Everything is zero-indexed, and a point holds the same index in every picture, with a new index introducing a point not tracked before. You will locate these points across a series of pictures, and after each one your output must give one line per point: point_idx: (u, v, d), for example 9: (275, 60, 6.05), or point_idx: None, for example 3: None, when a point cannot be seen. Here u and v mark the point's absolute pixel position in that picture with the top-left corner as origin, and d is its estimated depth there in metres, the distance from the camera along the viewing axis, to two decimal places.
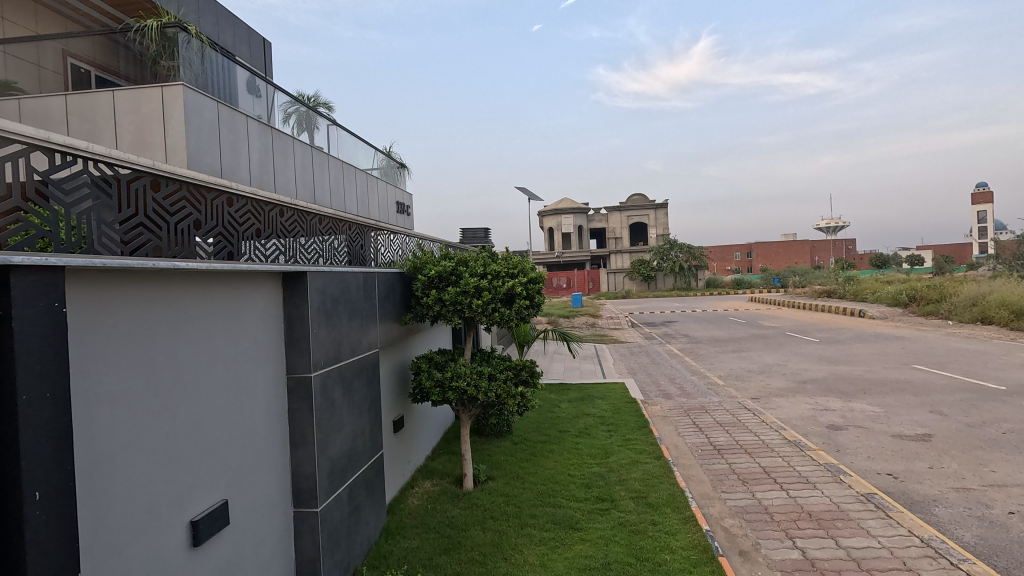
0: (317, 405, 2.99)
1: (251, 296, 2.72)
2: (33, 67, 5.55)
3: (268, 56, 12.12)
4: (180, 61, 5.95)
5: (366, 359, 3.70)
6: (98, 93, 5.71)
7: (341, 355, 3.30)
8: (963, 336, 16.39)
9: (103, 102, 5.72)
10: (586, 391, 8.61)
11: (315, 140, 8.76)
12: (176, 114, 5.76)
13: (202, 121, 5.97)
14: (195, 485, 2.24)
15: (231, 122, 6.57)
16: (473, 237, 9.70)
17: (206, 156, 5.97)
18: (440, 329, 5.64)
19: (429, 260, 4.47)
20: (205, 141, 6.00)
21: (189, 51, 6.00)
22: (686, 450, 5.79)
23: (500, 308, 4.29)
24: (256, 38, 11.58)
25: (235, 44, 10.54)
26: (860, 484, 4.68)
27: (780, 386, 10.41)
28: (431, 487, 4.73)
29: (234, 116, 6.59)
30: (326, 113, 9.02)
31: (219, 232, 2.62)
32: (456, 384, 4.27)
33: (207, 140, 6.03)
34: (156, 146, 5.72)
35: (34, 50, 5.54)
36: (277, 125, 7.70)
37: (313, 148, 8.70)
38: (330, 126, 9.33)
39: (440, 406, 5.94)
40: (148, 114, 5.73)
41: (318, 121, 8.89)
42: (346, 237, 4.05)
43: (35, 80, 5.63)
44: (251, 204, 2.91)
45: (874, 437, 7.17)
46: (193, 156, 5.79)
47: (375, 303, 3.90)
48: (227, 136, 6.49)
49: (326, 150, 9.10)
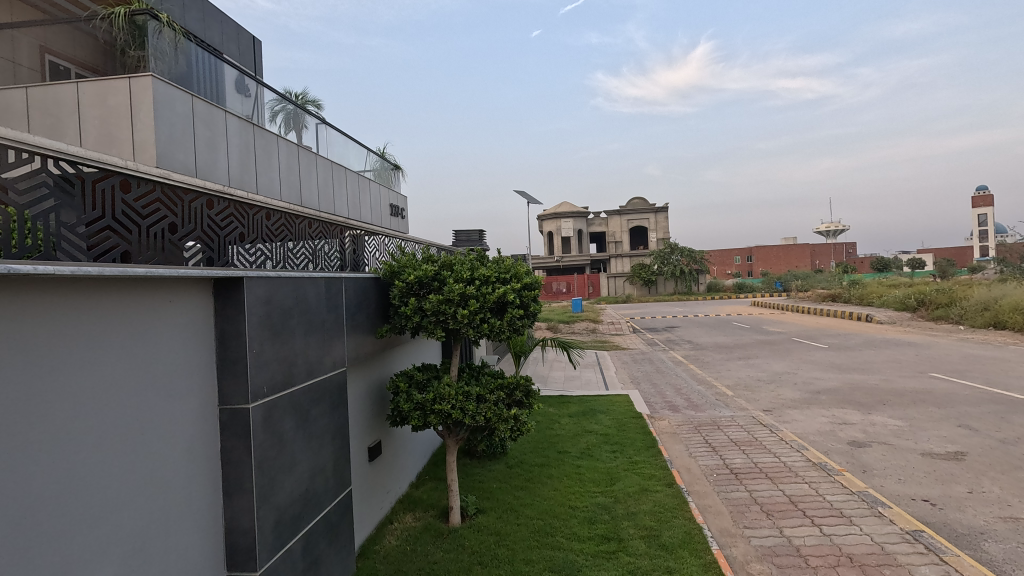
0: (258, 442, 2.41)
1: (167, 308, 2.14)
2: (7, 63, 4.94)
3: (258, 55, 11.60)
4: (151, 50, 5.37)
5: (330, 381, 3.12)
6: (59, 85, 5.14)
7: (292, 379, 2.71)
8: (977, 342, 15.80)
9: (66, 94, 5.16)
10: (588, 404, 8.02)
11: (303, 139, 8.22)
12: (144, 107, 5.19)
13: (174, 115, 5.43)
14: (67, 564, 1.68)
15: (208, 117, 5.99)
16: (467, 240, 9.15)
17: (178, 153, 5.41)
18: (426, 344, 5.09)
19: (408, 263, 3.89)
20: (178, 138, 5.42)
21: (161, 40, 5.44)
22: (699, 474, 5.21)
23: (489, 319, 3.72)
24: (245, 36, 11.06)
25: (222, 42, 10.02)
26: (904, 520, 4.09)
27: (793, 397, 9.81)
28: (412, 523, 4.15)
29: (211, 112, 6.02)
30: (314, 111, 8.49)
31: (109, 226, 2.03)
32: (439, 408, 3.71)
33: (179, 136, 5.46)
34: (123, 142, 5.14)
35: (9, 44, 4.93)
36: (262, 123, 7.14)
37: (301, 147, 8.15)
38: (319, 125, 8.77)
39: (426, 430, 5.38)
40: (114, 109, 5.20)
41: (306, 119, 8.35)
42: (300, 238, 3.47)
43: (8, 76, 5.00)
44: (161, 193, 2.31)
45: (901, 456, 6.59)
46: (163, 153, 5.22)
47: (341, 313, 3.32)
48: (204, 133, 5.91)
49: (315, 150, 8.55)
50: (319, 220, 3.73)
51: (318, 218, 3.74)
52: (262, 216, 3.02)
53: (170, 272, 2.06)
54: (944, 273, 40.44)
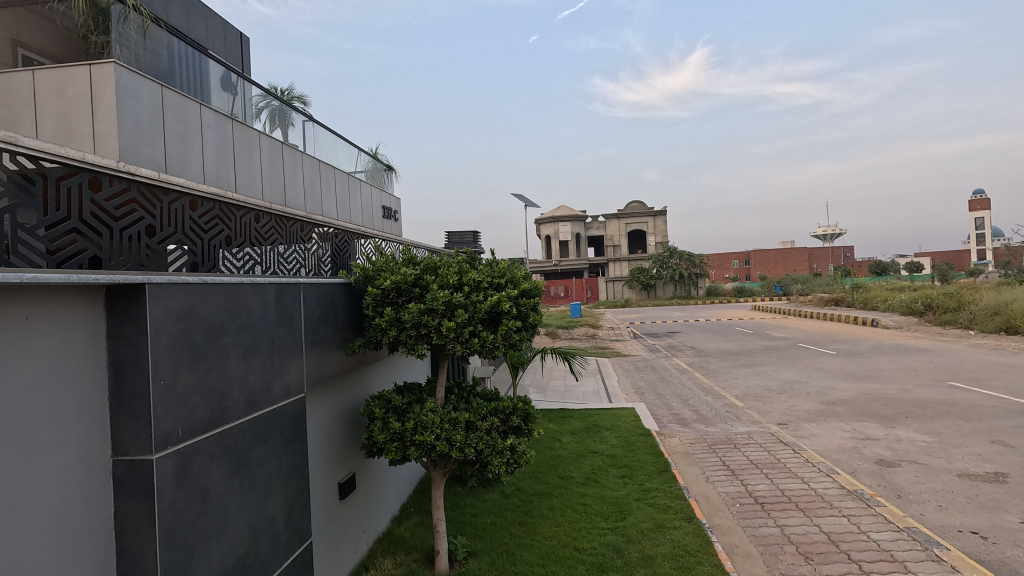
0: (168, 504, 1.79)
1: (27, 328, 1.53)
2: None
3: (246, 52, 11.00)
4: (116, 37, 4.79)
5: (280, 413, 2.51)
6: (16, 73, 4.52)
7: (223, 415, 2.10)
8: (991, 349, 15.16)
9: (21, 83, 4.51)
10: (592, 419, 7.41)
11: (289, 138, 7.61)
12: (106, 97, 4.50)
13: (140, 107, 4.73)
14: None
15: (180, 110, 5.32)
16: (461, 242, 8.54)
17: (145, 148, 4.74)
18: (410, 362, 4.48)
19: (386, 265, 3.28)
20: (145, 131, 4.75)
21: (127, 27, 4.88)
22: (719, 504, 4.61)
23: (480, 333, 3.12)
24: (233, 33, 10.49)
25: (207, 37, 9.41)
26: (968, 565, 3.49)
27: (808, 409, 9.21)
28: (391, 570, 3.54)
29: (184, 105, 5.34)
30: (301, 108, 7.88)
31: None
32: (420, 439, 3.11)
33: (148, 129, 4.81)
34: (83, 135, 4.49)
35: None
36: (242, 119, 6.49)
37: (286, 145, 7.54)
38: (307, 122, 8.14)
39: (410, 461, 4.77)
40: (74, 99, 4.49)
41: (293, 116, 7.72)
42: (244, 237, 2.81)
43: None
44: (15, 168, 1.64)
45: (936, 478, 6.00)
46: (128, 148, 4.57)
47: (298, 328, 2.72)
48: (176, 127, 5.25)
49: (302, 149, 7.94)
50: (270, 212, 3.05)
51: (269, 211, 3.07)
52: (183, 205, 2.34)
53: (15, 278, 1.42)
54: (945, 276, 39.95)
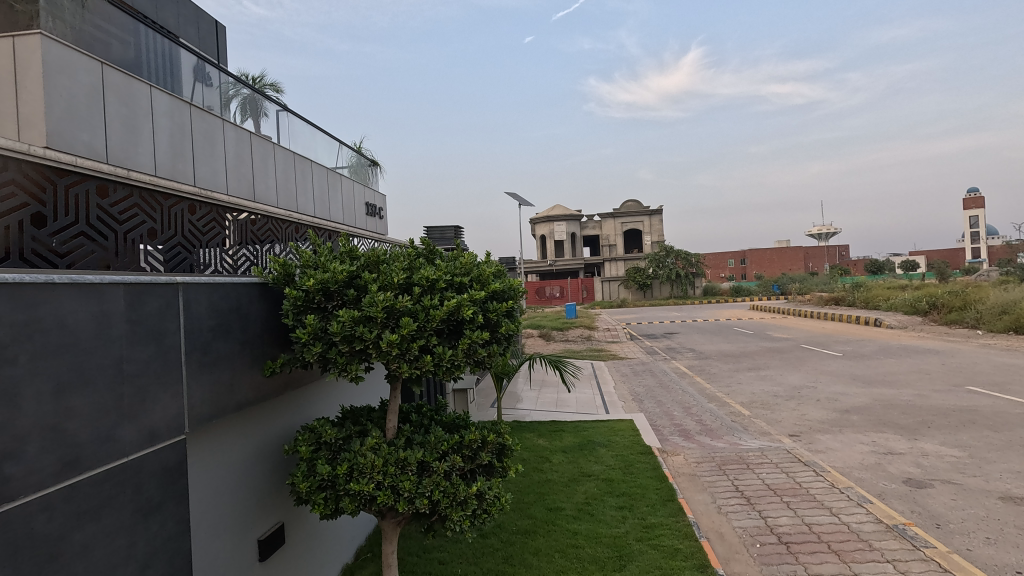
0: None
1: None
2: None
3: (223, 41, 10.15)
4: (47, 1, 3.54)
5: (134, 469, 1.76)
6: None
7: (7, 488, 1.35)
8: (1002, 349, 14.50)
9: None
10: (587, 434, 6.67)
11: (262, 130, 6.85)
12: (29, 75, 3.17)
13: (74, 87, 3.39)
14: None
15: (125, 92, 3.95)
16: (441, 237, 7.86)
17: (82, 135, 3.42)
18: (354, 387, 3.69)
19: (312, 260, 2.53)
20: (81, 114, 3.42)
21: None
22: (736, 545, 3.88)
23: (432, 348, 2.38)
24: (208, 20, 9.65)
25: (179, 25, 8.56)
26: None
27: (820, 418, 8.49)
28: None
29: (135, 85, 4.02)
30: (274, 95, 7.07)
31: None
32: (353, 488, 2.36)
33: (86, 113, 3.48)
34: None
35: None
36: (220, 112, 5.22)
37: (257, 137, 6.75)
38: (281, 111, 7.34)
39: (364, 514, 3.96)
40: None
41: (266, 106, 6.93)
42: (72, 216, 1.87)
43: None
44: None
45: (975, 500, 5.28)
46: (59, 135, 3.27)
47: (171, 346, 1.95)
48: (120, 110, 3.86)
49: (276, 143, 7.15)
50: (126, 182, 2.11)
51: (124, 181, 2.13)
52: None
53: None
54: (943, 272, 39.48)
